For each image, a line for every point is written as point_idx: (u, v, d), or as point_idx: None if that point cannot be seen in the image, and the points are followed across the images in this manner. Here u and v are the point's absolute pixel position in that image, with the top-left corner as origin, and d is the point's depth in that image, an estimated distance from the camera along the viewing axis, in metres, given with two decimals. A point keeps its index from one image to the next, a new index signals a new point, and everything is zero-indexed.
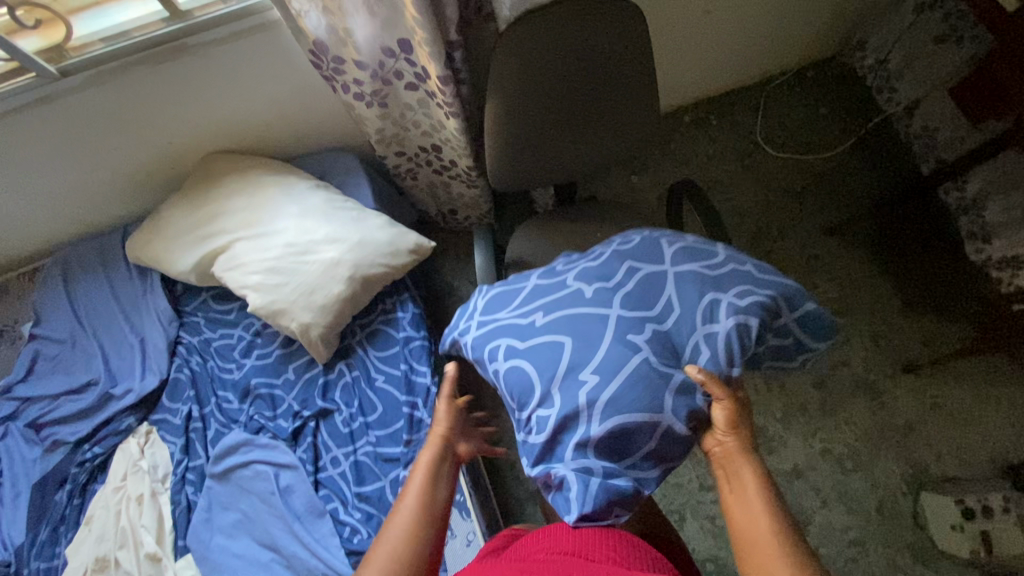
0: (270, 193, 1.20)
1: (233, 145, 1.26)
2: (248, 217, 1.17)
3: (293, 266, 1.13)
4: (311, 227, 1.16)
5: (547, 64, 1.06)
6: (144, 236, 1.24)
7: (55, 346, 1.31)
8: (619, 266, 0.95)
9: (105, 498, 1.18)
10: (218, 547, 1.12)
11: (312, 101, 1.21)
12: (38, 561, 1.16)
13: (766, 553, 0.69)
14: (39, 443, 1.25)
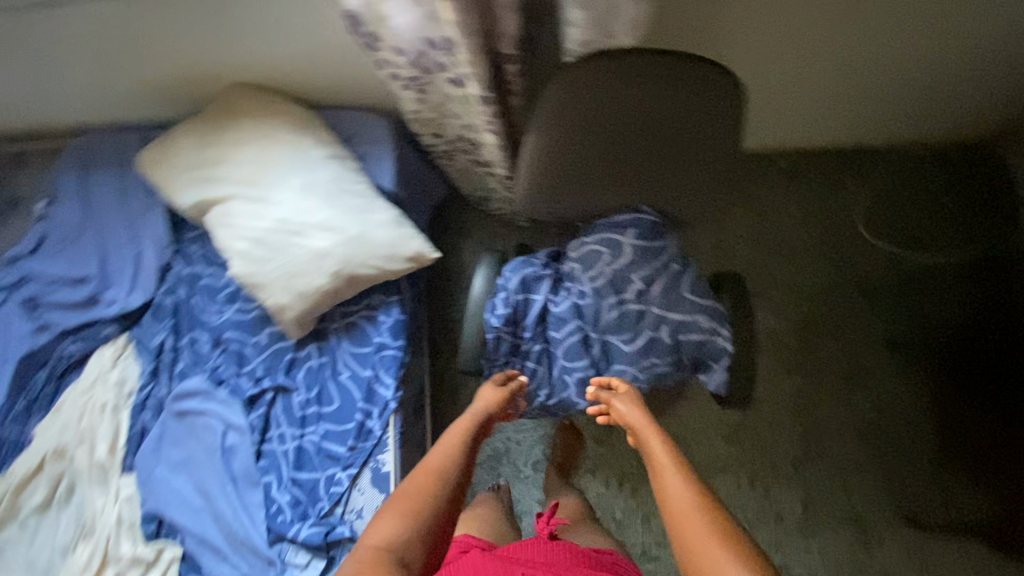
0: (280, 155, 1.12)
1: (264, 83, 1.20)
2: (252, 176, 1.11)
3: (282, 245, 1.07)
4: (311, 208, 1.08)
5: (607, 115, 0.90)
6: (152, 156, 1.19)
7: (64, 232, 1.32)
8: (570, 314, 1.08)
9: (75, 395, 1.24)
10: (159, 476, 1.18)
11: (353, 59, 1.13)
12: (10, 428, 1.24)
13: (682, 514, 0.69)
14: (30, 320, 1.28)
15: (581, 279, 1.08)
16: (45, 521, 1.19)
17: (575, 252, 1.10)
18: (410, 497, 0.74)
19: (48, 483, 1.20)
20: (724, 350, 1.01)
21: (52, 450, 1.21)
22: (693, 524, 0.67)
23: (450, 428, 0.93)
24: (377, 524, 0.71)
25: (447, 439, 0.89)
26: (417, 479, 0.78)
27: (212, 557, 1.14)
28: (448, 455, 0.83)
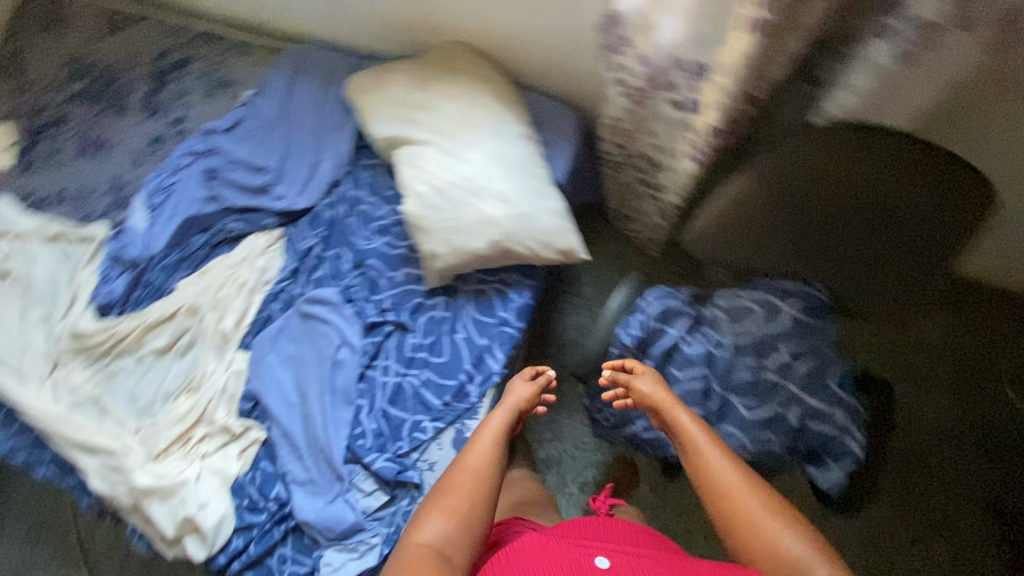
0: (480, 119, 1.16)
1: (488, 51, 1.28)
2: (449, 130, 1.16)
3: (458, 201, 1.12)
4: (495, 175, 1.12)
5: (825, 181, 0.91)
6: (366, 82, 1.28)
7: (258, 122, 1.45)
8: (700, 358, 1.05)
9: (221, 266, 1.35)
10: (270, 363, 1.27)
11: (580, 47, 1.18)
12: (159, 273, 1.39)
13: (731, 492, 0.81)
14: (205, 187, 1.43)
15: (723, 330, 1.06)
16: (160, 365, 1.34)
17: (725, 300, 1.09)
18: (454, 504, 0.87)
19: (172, 333, 1.34)
20: (852, 454, 0.97)
21: (186, 307, 1.34)
22: (752, 519, 0.78)
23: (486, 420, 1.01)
24: (427, 521, 0.85)
25: (480, 440, 0.97)
26: (458, 482, 0.90)
27: (290, 452, 1.22)
28: (482, 459, 0.93)
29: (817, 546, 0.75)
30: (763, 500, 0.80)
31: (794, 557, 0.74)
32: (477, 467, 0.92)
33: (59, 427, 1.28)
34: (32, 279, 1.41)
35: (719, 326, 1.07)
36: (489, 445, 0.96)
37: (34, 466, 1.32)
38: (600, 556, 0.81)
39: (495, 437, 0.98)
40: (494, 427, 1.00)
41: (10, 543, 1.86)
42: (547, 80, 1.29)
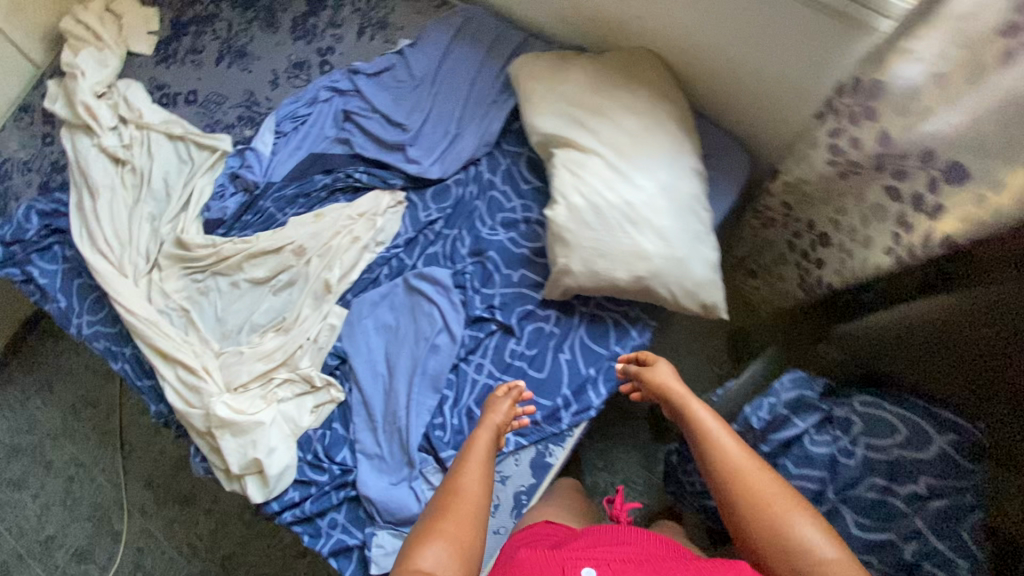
0: (658, 144, 1.05)
1: (681, 70, 1.16)
2: (621, 148, 1.06)
3: (610, 221, 1.02)
4: (659, 207, 1.02)
5: (1017, 331, 0.81)
6: (538, 68, 1.20)
7: (407, 75, 1.38)
8: (823, 460, 0.99)
9: (337, 214, 1.31)
10: (365, 327, 1.24)
11: (795, 95, 1.03)
12: (273, 202, 1.36)
13: (742, 475, 0.80)
14: (337, 127, 1.39)
15: (855, 437, 0.99)
16: (253, 294, 1.32)
17: (862, 406, 1.02)
18: (456, 532, 0.82)
19: (272, 267, 1.31)
20: None
21: (293, 245, 1.31)
22: (756, 498, 0.78)
23: (472, 446, 0.97)
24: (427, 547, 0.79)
25: (469, 464, 0.93)
26: (453, 507, 0.85)
27: (365, 421, 1.20)
28: (476, 481, 0.90)
29: (830, 536, 0.73)
30: (774, 483, 0.79)
31: (805, 543, 0.73)
32: (472, 490, 0.89)
33: (145, 329, 1.28)
34: (150, 174, 1.39)
35: (849, 432, 1.00)
36: (479, 464, 0.93)
37: (113, 358, 1.33)
38: (586, 566, 0.73)
39: (482, 455, 0.95)
40: (481, 443, 0.97)
41: (56, 407, 1.92)
42: (738, 115, 1.16)
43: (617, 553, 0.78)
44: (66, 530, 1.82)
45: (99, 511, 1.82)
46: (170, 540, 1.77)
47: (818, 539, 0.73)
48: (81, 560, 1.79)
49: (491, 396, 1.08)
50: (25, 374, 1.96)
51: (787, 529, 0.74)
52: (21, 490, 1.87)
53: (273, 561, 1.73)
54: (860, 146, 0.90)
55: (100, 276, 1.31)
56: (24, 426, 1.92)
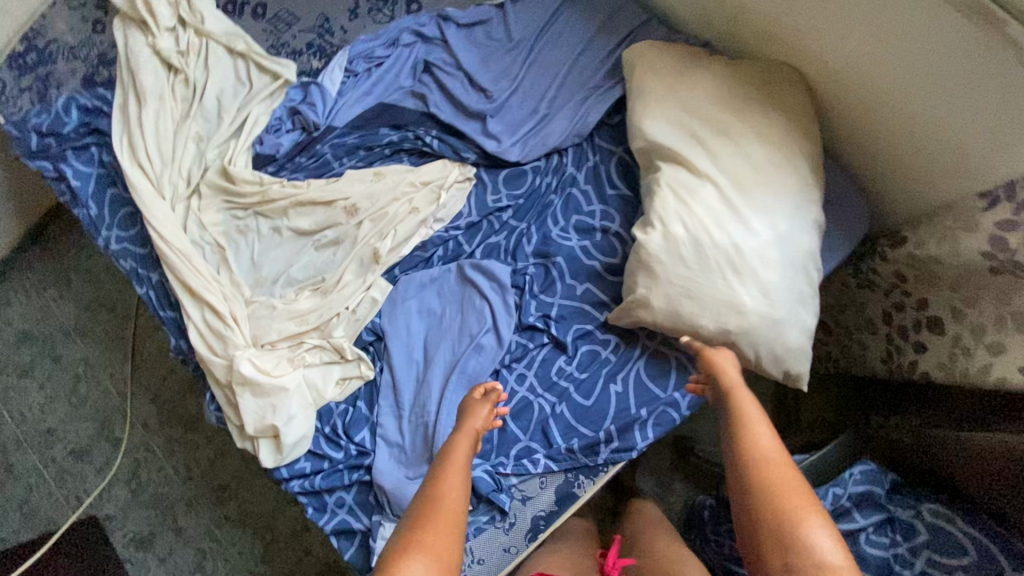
0: (783, 187, 0.93)
1: (831, 100, 1.00)
2: (740, 184, 0.94)
3: (712, 263, 0.91)
4: (769, 260, 0.90)
5: None
6: (661, 64, 1.05)
7: (503, 35, 1.22)
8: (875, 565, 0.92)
9: (399, 178, 1.20)
10: (408, 308, 1.16)
11: (958, 167, 0.89)
12: (331, 149, 1.24)
13: (766, 463, 0.73)
14: (414, 78, 1.25)
15: (917, 548, 0.92)
16: (293, 245, 1.23)
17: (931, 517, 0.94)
18: (438, 546, 0.73)
19: (319, 220, 1.21)
20: None
21: (346, 202, 1.20)
22: (777, 491, 0.70)
23: (449, 449, 0.90)
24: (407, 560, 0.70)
25: (448, 470, 0.85)
26: (433, 517, 0.77)
27: (391, 407, 1.13)
28: (457, 486, 0.82)
29: (848, 554, 0.64)
30: (797, 478, 0.71)
31: (814, 546, 0.64)
32: (454, 499, 0.80)
33: (175, 259, 1.19)
34: (203, 90, 1.27)
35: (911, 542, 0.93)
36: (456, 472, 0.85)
37: (137, 281, 1.26)
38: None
39: (460, 459, 0.88)
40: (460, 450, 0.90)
41: (72, 302, 1.88)
42: (874, 167, 1.02)
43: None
44: (67, 426, 1.83)
45: (103, 414, 1.82)
46: (168, 458, 1.77)
47: (832, 551, 0.63)
48: (79, 458, 1.80)
49: (466, 400, 1.00)
50: (44, 262, 1.90)
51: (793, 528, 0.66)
52: (28, 378, 1.86)
53: (266, 500, 1.73)
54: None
55: (137, 192, 1.22)
56: (37, 315, 1.88)
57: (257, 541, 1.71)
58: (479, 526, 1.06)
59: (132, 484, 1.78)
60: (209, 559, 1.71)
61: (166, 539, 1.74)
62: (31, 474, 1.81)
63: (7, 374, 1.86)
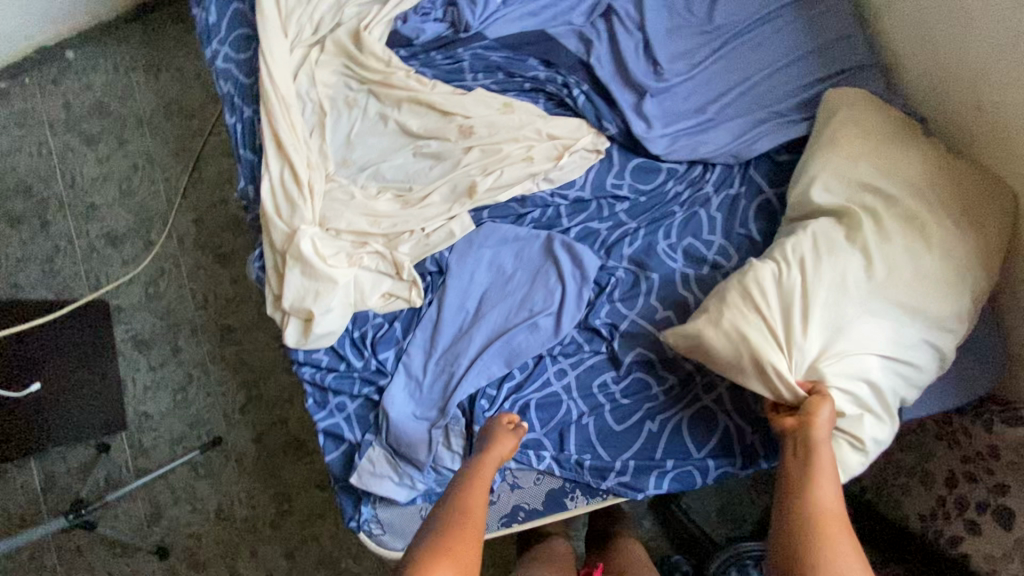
0: (924, 301, 0.85)
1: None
2: (889, 279, 0.85)
3: (817, 340, 0.83)
4: (872, 377, 0.83)
5: None
6: (862, 117, 0.94)
7: (702, 13, 1.07)
8: None
9: (528, 120, 1.09)
10: (482, 254, 1.09)
11: None
12: (471, 57, 1.13)
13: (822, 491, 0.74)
14: (588, 20, 1.11)
15: None
16: (393, 141, 1.15)
17: None
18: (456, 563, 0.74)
19: (429, 127, 1.13)
20: None
21: (463, 121, 1.11)
22: (828, 521, 0.72)
23: (474, 465, 0.90)
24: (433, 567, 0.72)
25: (475, 485, 0.86)
26: (456, 529, 0.78)
27: (424, 341, 1.09)
28: (482, 504, 0.83)
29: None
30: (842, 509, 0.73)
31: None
32: (478, 514, 0.81)
33: (276, 104, 1.12)
34: None
35: None
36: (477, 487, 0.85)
37: (229, 110, 1.20)
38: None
39: (483, 479, 0.87)
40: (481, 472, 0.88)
41: (154, 94, 1.83)
42: None
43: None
44: (110, 209, 1.83)
45: (145, 213, 1.81)
46: (190, 280, 1.78)
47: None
48: (111, 243, 1.82)
49: (493, 424, 0.96)
50: (143, 43, 1.85)
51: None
52: (90, 147, 1.85)
53: (264, 359, 1.74)
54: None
55: (262, 19, 1.14)
56: (118, 92, 1.85)
57: (241, 390, 1.74)
58: None
59: (148, 289, 1.80)
60: (193, 387, 1.76)
61: (162, 351, 1.78)
62: (63, 238, 1.84)
63: (72, 136, 1.86)
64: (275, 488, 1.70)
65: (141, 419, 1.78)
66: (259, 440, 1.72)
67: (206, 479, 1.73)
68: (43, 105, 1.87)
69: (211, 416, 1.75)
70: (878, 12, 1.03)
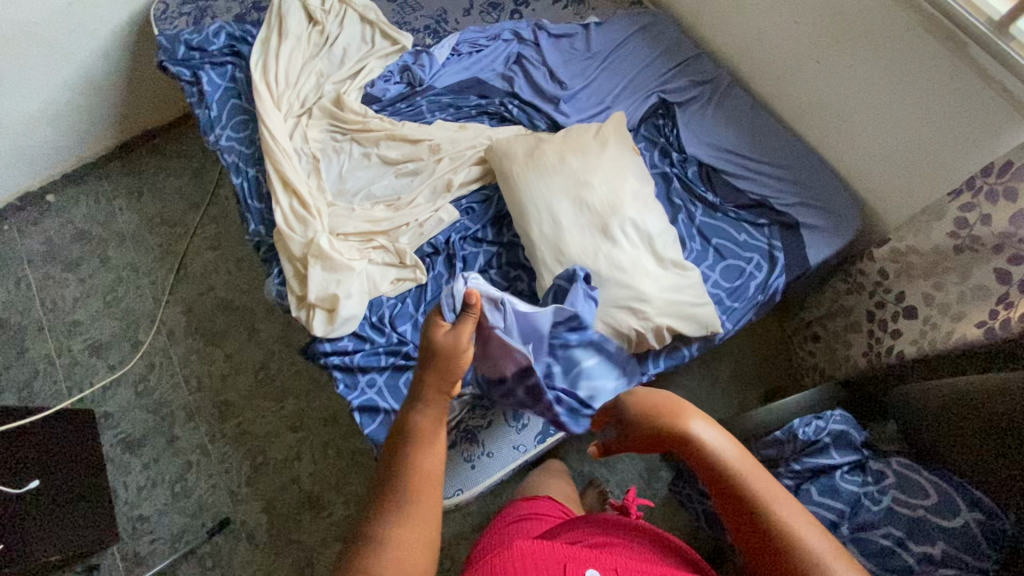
0: (622, 205, 1.18)
1: (827, 120, 1.29)
2: (596, 215, 1.18)
3: (615, 273, 1.12)
4: (656, 254, 1.15)
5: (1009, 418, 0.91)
6: (514, 172, 1.27)
7: (584, 46, 1.53)
8: (846, 496, 1.05)
9: (480, 132, 1.45)
10: (462, 244, 1.35)
11: (920, 161, 1.16)
12: (427, 101, 1.50)
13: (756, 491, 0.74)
14: (507, 64, 1.54)
15: (885, 489, 1.05)
16: (379, 169, 1.44)
17: (896, 463, 1.08)
18: (419, 529, 0.73)
19: (405, 153, 1.44)
20: None
21: (430, 142, 1.44)
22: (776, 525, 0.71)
23: (413, 437, 0.81)
24: (395, 534, 0.72)
25: (422, 477, 0.77)
26: (414, 493, 0.76)
27: (436, 310, 1.29)
28: (429, 500, 0.76)
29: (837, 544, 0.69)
30: (781, 496, 0.73)
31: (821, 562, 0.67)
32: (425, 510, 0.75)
33: (278, 155, 1.40)
34: (334, 40, 1.55)
35: (872, 481, 1.06)
36: (430, 436, 0.81)
37: (235, 173, 1.45)
38: (591, 568, 0.76)
39: (434, 411, 0.83)
40: (434, 405, 0.84)
41: (135, 213, 2.02)
42: (868, 182, 1.28)
43: (628, 562, 0.80)
44: (94, 321, 1.90)
45: (131, 317, 1.90)
46: (183, 368, 1.83)
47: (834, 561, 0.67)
48: (95, 353, 1.86)
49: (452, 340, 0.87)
50: (124, 175, 2.06)
51: (786, 532, 0.70)
52: (71, 271, 1.96)
53: (265, 424, 1.75)
54: (988, 223, 1.03)
55: (260, 101, 1.45)
56: (98, 219, 2.02)
57: (246, 462, 1.72)
58: (495, 420, 1.19)
59: (138, 387, 1.82)
60: (193, 474, 1.72)
61: (156, 445, 1.76)
62: (42, 360, 1.86)
63: (52, 265, 1.97)
64: (294, 555, 1.62)
65: (135, 524, 1.68)
66: (270, 509, 1.67)
67: (215, 569, 1.62)
68: (22, 245, 1.99)
69: (215, 498, 1.69)
70: (694, 19, 1.50)
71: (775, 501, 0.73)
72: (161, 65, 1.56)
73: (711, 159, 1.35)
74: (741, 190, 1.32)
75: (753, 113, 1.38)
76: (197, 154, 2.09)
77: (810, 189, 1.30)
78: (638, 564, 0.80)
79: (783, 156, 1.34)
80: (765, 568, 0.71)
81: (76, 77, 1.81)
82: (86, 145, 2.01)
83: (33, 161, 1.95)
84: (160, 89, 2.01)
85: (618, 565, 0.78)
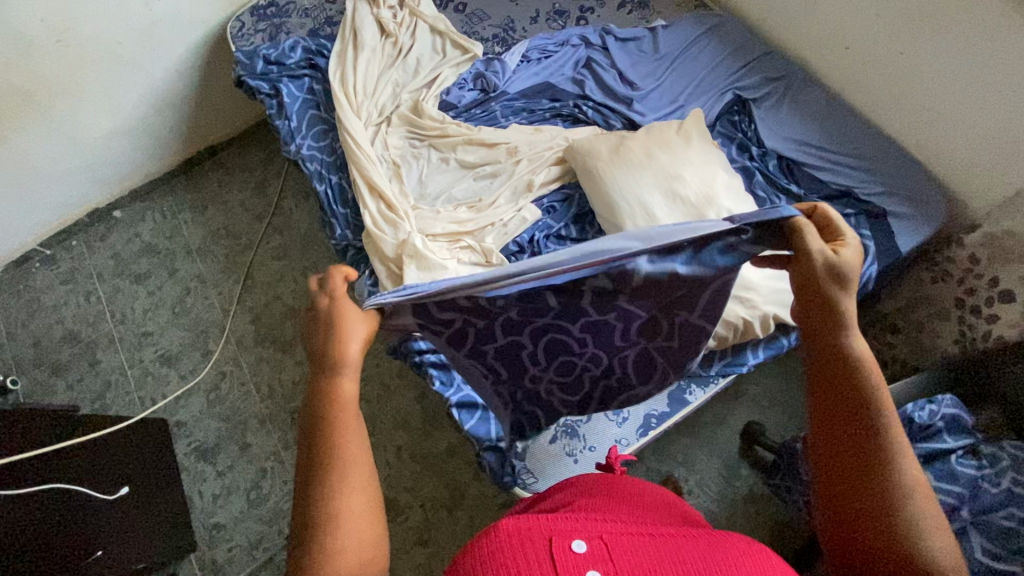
0: (714, 198, 1.20)
1: (908, 109, 1.32)
2: (689, 209, 1.20)
3: None
4: None
5: None
6: (599, 169, 1.30)
7: (652, 48, 1.56)
8: (966, 481, 1.02)
9: (557, 134, 1.48)
10: (547, 243, 1.37)
11: (1010, 141, 1.19)
12: (502, 105, 1.54)
13: (898, 456, 0.70)
14: (577, 68, 1.58)
15: (1003, 471, 1.02)
16: (457, 173, 1.47)
17: (1013, 447, 1.05)
18: (361, 498, 0.71)
19: (482, 156, 1.47)
20: None
21: (508, 145, 1.47)
22: (902, 498, 0.68)
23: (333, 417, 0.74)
24: (340, 512, 0.69)
25: (352, 455, 0.72)
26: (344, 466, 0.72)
27: None
28: (362, 470, 0.72)
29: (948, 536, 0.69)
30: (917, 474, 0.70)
31: (931, 546, 0.67)
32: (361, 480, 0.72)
33: (363, 160, 1.43)
34: (408, 51, 1.60)
35: (987, 465, 1.04)
36: (355, 403, 0.76)
37: (318, 180, 1.48)
38: (576, 538, 0.71)
39: (354, 376, 0.77)
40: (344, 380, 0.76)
41: (201, 226, 2.06)
42: (953, 166, 1.30)
43: (616, 527, 0.75)
44: (164, 332, 1.93)
45: (200, 327, 1.93)
46: (253, 376, 1.85)
47: (942, 548, 0.67)
48: (166, 364, 1.89)
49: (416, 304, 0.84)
50: (188, 189, 2.11)
51: (907, 509, 0.68)
52: (140, 283, 2.00)
53: None
54: None
55: (342, 110, 1.49)
56: (164, 233, 2.06)
57: None
58: (595, 415, 1.20)
59: (210, 396, 1.84)
60: (268, 480, 1.73)
61: (230, 453, 1.77)
62: (114, 371, 1.89)
63: (120, 279, 2.01)
64: None
65: (212, 532, 1.69)
66: None
67: None
68: (91, 260, 2.03)
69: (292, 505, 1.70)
70: (760, 19, 1.54)
71: (910, 475, 0.69)
72: (240, 80, 1.61)
73: (791, 152, 1.36)
74: (823, 182, 1.33)
75: (828, 108, 1.41)
76: (259, 167, 2.14)
77: (894, 180, 1.32)
78: (623, 528, 0.75)
79: (862, 147, 1.36)
80: (861, 521, 0.69)
81: (150, 94, 1.87)
82: (153, 161, 2.07)
83: (104, 178, 2.00)
84: (224, 106, 2.08)
85: (603, 530, 0.74)
